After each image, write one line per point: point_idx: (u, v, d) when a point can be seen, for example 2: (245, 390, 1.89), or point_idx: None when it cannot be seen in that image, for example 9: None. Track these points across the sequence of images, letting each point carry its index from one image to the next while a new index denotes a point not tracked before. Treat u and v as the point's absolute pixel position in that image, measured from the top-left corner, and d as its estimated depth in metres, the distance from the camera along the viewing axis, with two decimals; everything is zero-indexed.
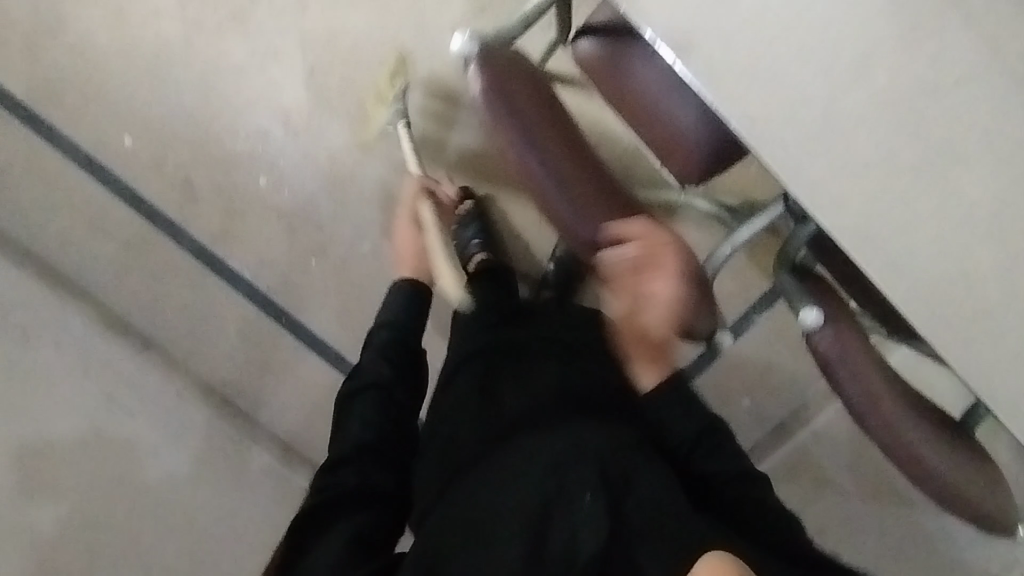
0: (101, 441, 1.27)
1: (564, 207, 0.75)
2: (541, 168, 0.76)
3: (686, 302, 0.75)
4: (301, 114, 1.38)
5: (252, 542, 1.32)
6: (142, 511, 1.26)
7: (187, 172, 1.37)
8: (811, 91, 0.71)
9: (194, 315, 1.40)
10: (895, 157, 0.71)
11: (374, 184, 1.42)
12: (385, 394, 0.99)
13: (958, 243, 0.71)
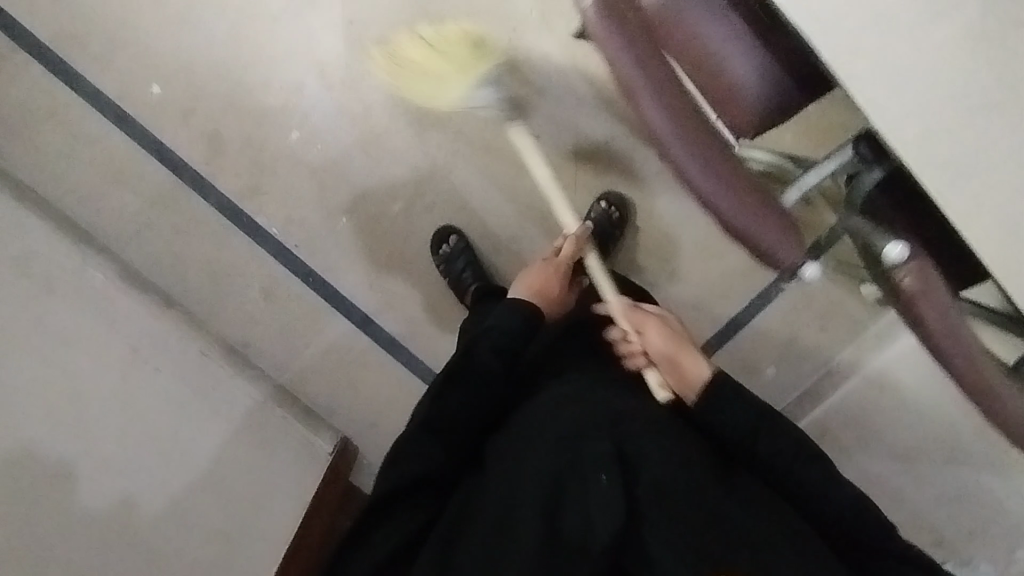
0: (136, 397, 1.15)
1: (673, 132, 0.62)
2: (648, 89, 0.62)
3: (770, 240, 0.65)
4: (337, 66, 1.29)
5: (283, 506, 1.29)
6: (175, 474, 1.15)
7: (216, 123, 1.30)
8: None
9: (220, 272, 1.38)
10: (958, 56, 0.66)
11: (409, 140, 1.32)
12: (458, 383, 0.98)
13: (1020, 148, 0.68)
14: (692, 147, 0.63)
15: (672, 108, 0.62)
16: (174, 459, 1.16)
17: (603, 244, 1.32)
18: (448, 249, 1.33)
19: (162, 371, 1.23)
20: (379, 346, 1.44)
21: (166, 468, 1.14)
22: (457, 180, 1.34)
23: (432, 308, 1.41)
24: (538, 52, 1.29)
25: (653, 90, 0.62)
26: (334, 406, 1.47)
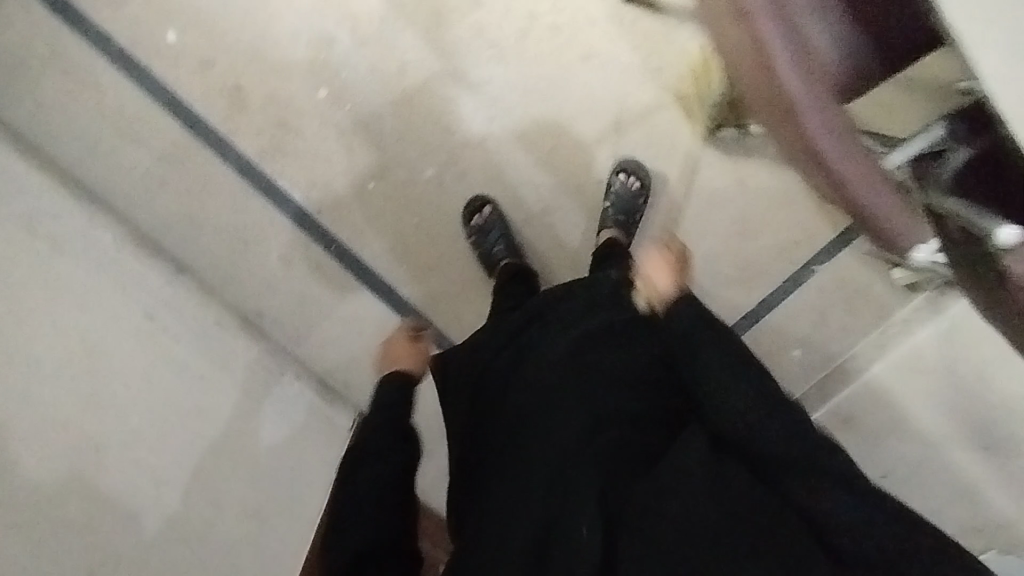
0: (145, 365, 1.10)
1: (813, 114, 0.63)
2: (794, 69, 0.62)
3: (891, 212, 0.69)
4: (372, 20, 1.20)
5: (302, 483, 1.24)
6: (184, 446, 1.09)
7: (237, 76, 1.21)
8: None
9: (236, 237, 1.30)
10: None
11: (443, 102, 1.24)
12: (378, 435, 0.82)
13: None
14: (831, 125, 0.64)
15: (815, 85, 0.64)
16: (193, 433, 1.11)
17: (632, 218, 1.26)
18: (480, 220, 1.27)
19: (178, 342, 1.17)
20: (403, 320, 1.37)
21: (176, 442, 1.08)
22: (492, 147, 1.27)
23: (460, 281, 1.35)
24: (584, 14, 1.22)
25: (798, 68, 0.63)
26: (352, 382, 1.40)
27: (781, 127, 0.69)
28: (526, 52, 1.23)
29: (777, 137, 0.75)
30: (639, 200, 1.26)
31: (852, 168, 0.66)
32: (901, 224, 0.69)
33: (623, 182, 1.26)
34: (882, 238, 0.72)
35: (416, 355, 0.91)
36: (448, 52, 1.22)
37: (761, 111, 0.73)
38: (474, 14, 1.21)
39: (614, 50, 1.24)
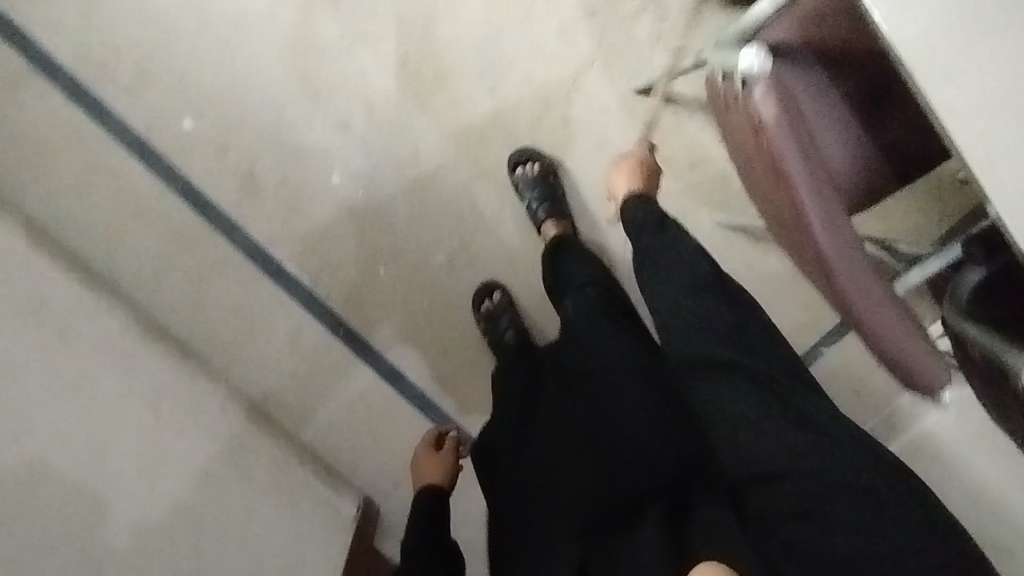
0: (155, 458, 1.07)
1: (842, 263, 0.61)
2: (825, 220, 0.60)
3: (922, 358, 0.65)
4: (388, 108, 1.18)
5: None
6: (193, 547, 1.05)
7: (250, 163, 1.20)
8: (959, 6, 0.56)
9: (246, 320, 1.29)
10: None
11: (457, 190, 1.23)
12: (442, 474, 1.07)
13: None
14: (859, 275, 0.62)
15: (833, 211, 0.60)
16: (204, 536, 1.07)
17: (557, 198, 1.20)
18: (489, 306, 1.26)
19: (184, 437, 1.14)
20: (411, 402, 1.35)
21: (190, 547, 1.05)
22: (503, 233, 1.27)
23: (468, 363, 1.34)
24: (601, 101, 1.20)
25: (819, 195, 0.59)
26: (355, 461, 1.39)
27: (800, 251, 0.66)
28: (540, 139, 1.22)
29: (791, 252, 0.71)
30: (551, 180, 1.20)
31: (868, 302, 0.63)
32: (932, 370, 0.66)
33: (524, 174, 1.20)
34: (909, 380, 0.69)
35: (441, 470, 1.09)
36: (463, 140, 1.20)
37: (778, 223, 0.69)
38: (489, 102, 1.19)
39: (628, 137, 1.21)
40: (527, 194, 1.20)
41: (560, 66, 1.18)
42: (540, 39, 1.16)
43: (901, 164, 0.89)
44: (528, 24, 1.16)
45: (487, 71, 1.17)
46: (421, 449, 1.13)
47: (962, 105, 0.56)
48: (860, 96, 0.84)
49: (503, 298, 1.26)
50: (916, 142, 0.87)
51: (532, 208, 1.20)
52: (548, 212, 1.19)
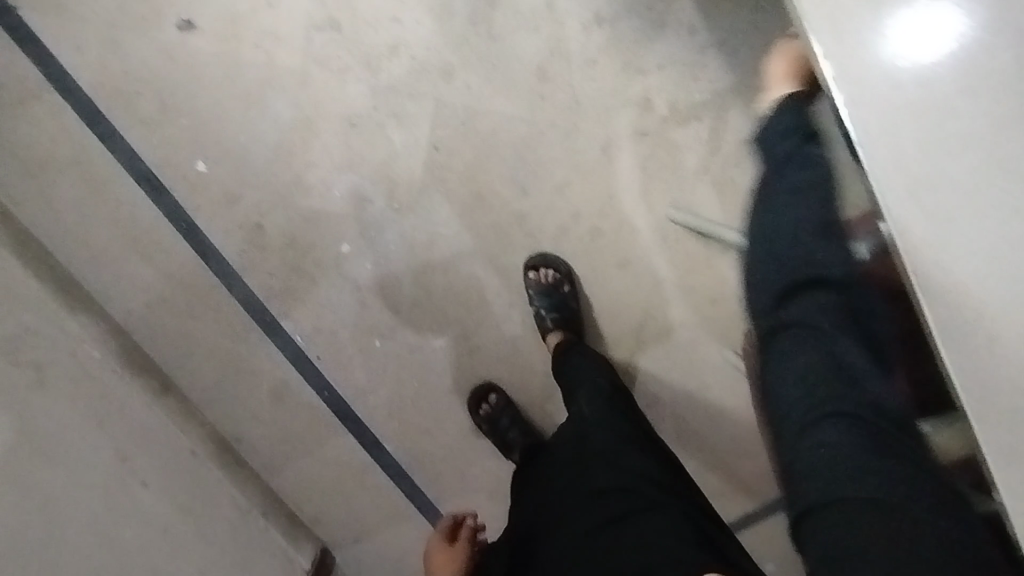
0: (123, 511, 1.04)
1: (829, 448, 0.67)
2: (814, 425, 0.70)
3: None
4: (410, 189, 1.15)
5: None
6: None
7: (260, 216, 1.16)
8: (964, 196, 0.52)
9: (231, 365, 1.26)
10: None
11: (466, 279, 1.20)
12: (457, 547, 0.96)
13: None
14: None
15: None
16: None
17: (569, 308, 1.15)
18: (487, 409, 1.21)
19: (148, 487, 1.10)
20: (385, 471, 1.34)
21: None
22: (506, 329, 1.23)
23: (447, 446, 1.31)
24: (632, 222, 1.15)
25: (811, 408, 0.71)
26: (317, 514, 1.38)
27: None
28: (561, 246, 1.17)
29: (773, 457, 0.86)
30: (563, 289, 1.15)
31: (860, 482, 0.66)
32: None
33: (536, 279, 1.15)
34: None
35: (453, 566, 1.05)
36: (480, 232, 1.17)
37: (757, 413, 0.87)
38: (517, 201, 1.15)
39: (653, 262, 1.17)
40: (537, 305, 1.15)
41: (596, 180, 1.13)
42: (581, 150, 1.12)
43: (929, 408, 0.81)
44: (572, 132, 1.11)
45: (517, 170, 1.13)
46: (437, 542, 1.10)
47: (985, 388, 0.51)
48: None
49: (498, 400, 1.22)
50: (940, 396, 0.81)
51: (542, 318, 1.15)
52: (557, 322, 1.14)
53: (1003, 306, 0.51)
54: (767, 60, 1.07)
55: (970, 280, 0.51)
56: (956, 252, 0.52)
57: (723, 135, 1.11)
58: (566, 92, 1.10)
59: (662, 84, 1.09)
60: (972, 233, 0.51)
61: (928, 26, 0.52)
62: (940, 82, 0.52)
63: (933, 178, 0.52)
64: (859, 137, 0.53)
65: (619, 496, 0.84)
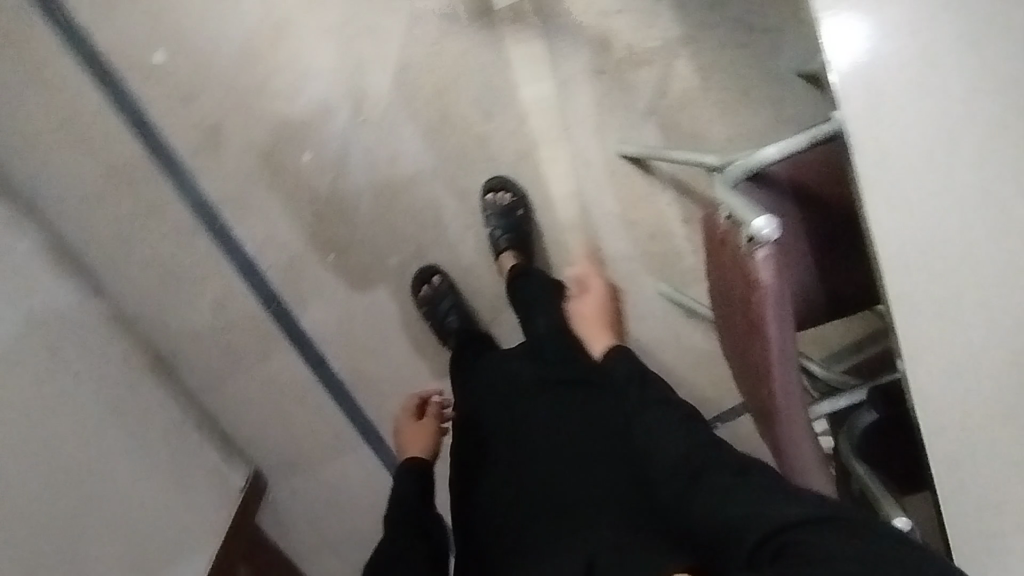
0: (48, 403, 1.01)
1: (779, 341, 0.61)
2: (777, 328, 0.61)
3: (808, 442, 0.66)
4: (377, 105, 1.17)
5: (193, 546, 1.17)
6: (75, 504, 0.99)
7: (218, 117, 1.15)
8: (904, 98, 0.65)
9: (172, 274, 1.23)
10: (946, 182, 0.65)
11: (426, 200, 1.24)
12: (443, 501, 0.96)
13: (965, 294, 0.66)
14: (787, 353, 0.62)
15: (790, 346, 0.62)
16: (91, 503, 1.01)
17: (522, 232, 1.22)
18: (429, 290, 1.25)
19: (78, 384, 1.07)
20: (327, 391, 1.34)
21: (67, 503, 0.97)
22: (461, 253, 1.28)
23: (392, 369, 1.34)
24: (584, 156, 1.24)
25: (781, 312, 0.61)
26: (252, 435, 1.37)
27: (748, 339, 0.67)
28: (518, 175, 1.24)
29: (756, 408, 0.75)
30: (517, 213, 1.22)
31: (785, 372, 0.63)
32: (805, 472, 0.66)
33: (493, 202, 1.22)
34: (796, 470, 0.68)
35: (426, 440, 1.06)
36: (442, 154, 1.21)
37: (743, 372, 0.75)
38: (480, 126, 1.21)
39: (601, 195, 1.27)
40: (490, 219, 1.22)
41: (557, 113, 1.22)
42: (544, 83, 1.20)
43: (840, 305, 0.93)
44: (536, 65, 1.19)
45: (482, 96, 1.19)
46: (403, 419, 1.12)
47: (897, 251, 0.67)
48: (818, 238, 0.90)
49: (442, 283, 1.25)
50: (852, 292, 0.92)
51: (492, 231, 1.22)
52: (510, 243, 1.22)
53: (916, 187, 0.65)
54: (714, 18, 1.19)
55: (900, 140, 0.65)
56: (893, 117, 0.65)
57: (672, 83, 1.22)
58: (533, 27, 1.17)
59: (622, 29, 1.19)
60: (907, 121, 0.65)
61: None
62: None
63: (881, 81, 0.65)
64: (828, 40, 0.65)
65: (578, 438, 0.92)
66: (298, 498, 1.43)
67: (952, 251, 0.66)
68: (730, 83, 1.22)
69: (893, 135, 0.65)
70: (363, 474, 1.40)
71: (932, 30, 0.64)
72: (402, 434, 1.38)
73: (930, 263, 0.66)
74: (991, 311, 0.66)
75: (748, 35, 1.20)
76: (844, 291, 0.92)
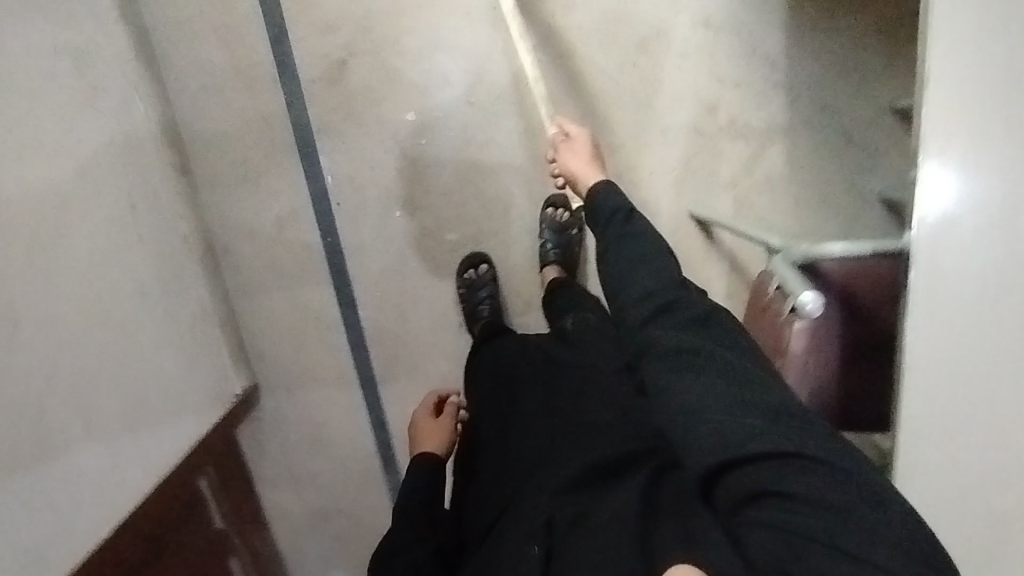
0: (113, 251, 1.09)
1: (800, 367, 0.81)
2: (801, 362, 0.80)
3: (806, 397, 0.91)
4: (489, 92, 1.25)
5: (185, 428, 1.22)
6: (110, 348, 1.06)
7: (347, 55, 1.23)
8: (970, 229, 0.71)
9: (253, 179, 1.31)
10: (982, 315, 0.71)
11: (500, 192, 1.30)
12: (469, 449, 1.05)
13: (962, 417, 0.73)
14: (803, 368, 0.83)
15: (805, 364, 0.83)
16: (117, 355, 1.07)
17: (570, 250, 1.28)
18: (472, 275, 1.31)
19: (142, 245, 1.16)
20: (346, 332, 1.40)
21: (101, 344, 1.04)
22: (512, 251, 1.34)
23: (413, 333, 1.39)
24: (658, 202, 1.29)
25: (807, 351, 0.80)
26: (265, 350, 1.43)
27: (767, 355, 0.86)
28: None
29: None
30: (571, 232, 1.28)
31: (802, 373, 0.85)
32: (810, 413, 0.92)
33: (553, 216, 1.27)
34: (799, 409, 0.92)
35: (440, 438, 1.07)
36: (530, 157, 1.28)
37: None
38: None
39: None
40: (548, 229, 1.28)
41: (646, 154, 1.27)
42: (645, 125, 1.26)
43: (851, 417, 0.93)
44: (644, 106, 1.25)
45: (585, 117, 1.26)
46: (421, 411, 1.13)
47: (922, 361, 0.72)
48: (847, 348, 0.90)
49: (485, 271, 1.31)
50: (863, 409, 0.93)
51: (546, 241, 1.28)
52: (557, 257, 1.28)
53: (956, 310, 0.71)
54: (820, 119, 1.24)
55: (956, 260, 0.71)
56: (956, 242, 0.71)
57: (759, 164, 1.27)
58: (652, 70, 1.23)
59: (733, 100, 1.24)
60: (968, 249, 0.71)
61: (982, 90, 0.70)
62: (989, 138, 0.70)
63: (958, 207, 0.71)
64: (925, 156, 0.71)
65: (568, 410, 0.94)
66: (282, 422, 1.48)
67: (971, 378, 0.72)
68: (813, 183, 1.27)
69: (951, 259, 0.71)
70: (351, 421, 1.47)
71: (1013, 179, 0.70)
72: (399, 397, 1.44)
73: (946, 379, 0.72)
74: (983, 440, 0.73)
75: (844, 145, 1.25)
76: (860, 404, 0.93)
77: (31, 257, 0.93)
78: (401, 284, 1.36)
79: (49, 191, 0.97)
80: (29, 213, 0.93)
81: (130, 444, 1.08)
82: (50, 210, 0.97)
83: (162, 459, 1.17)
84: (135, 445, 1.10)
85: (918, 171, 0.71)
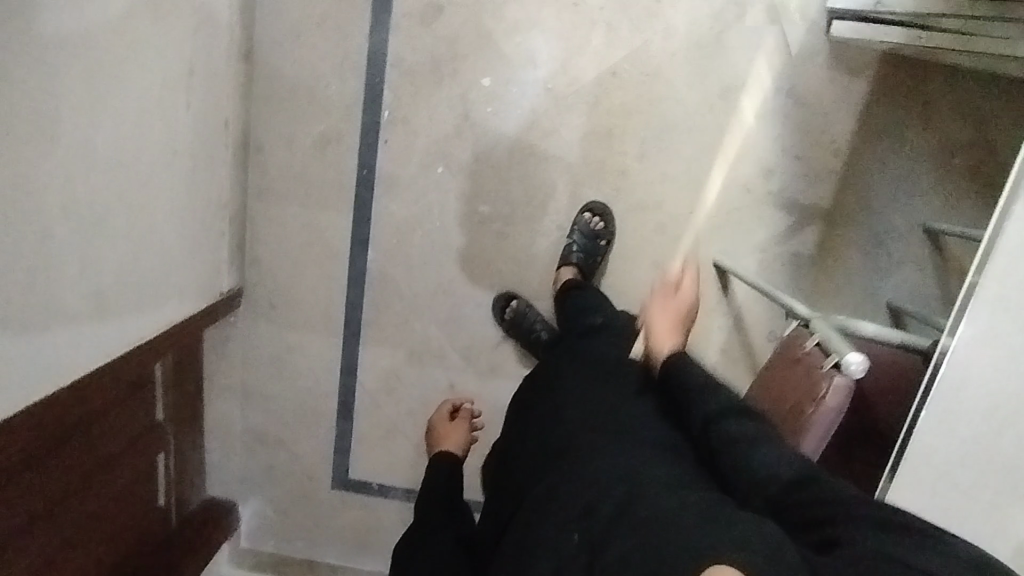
0: (160, 107, 1.05)
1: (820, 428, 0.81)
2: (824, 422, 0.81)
3: None
4: (569, 85, 1.26)
5: (163, 309, 1.18)
6: (127, 200, 1.01)
7: (448, 3, 1.23)
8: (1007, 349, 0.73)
9: (312, 89, 1.29)
10: (991, 426, 0.76)
11: (546, 182, 1.31)
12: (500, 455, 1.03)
13: (944, 504, 0.79)
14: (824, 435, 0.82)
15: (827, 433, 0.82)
16: (129, 211, 1.03)
17: (593, 259, 1.29)
18: (510, 313, 1.34)
19: (185, 113, 1.12)
20: (348, 267, 1.38)
21: (119, 195, 0.99)
22: (537, 241, 1.34)
23: (414, 290, 1.38)
24: (687, 241, 1.32)
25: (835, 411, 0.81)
26: (261, 259, 1.39)
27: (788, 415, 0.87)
28: (625, 217, 1.32)
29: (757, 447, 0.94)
30: (600, 242, 1.30)
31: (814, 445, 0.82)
32: None
33: (586, 221, 1.29)
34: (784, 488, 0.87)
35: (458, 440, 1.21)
36: (586, 160, 1.29)
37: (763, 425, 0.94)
38: (631, 160, 1.29)
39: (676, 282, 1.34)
40: (572, 238, 1.29)
41: (692, 193, 1.30)
42: (701, 167, 1.29)
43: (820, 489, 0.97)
44: (709, 148, 1.28)
45: (650, 139, 1.28)
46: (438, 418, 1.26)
47: (923, 447, 0.78)
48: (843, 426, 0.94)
49: (522, 304, 1.34)
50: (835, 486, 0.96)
51: (569, 253, 1.29)
52: (579, 261, 1.29)
53: (967, 413, 0.76)
54: (860, 215, 1.29)
55: (985, 370, 0.75)
56: (991, 355, 0.74)
57: (794, 236, 1.31)
58: (725, 119, 1.27)
59: (791, 170, 1.28)
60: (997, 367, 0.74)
61: None
62: None
63: (1005, 326, 0.73)
64: (991, 271, 0.72)
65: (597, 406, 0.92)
66: (252, 335, 1.44)
67: (962, 474, 0.78)
68: (836, 271, 1.32)
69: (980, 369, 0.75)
70: (323, 356, 1.44)
71: None
72: (378, 347, 1.42)
73: (937, 468, 0.78)
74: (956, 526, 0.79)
75: (874, 245, 1.30)
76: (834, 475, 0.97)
77: (89, 82, 0.89)
78: (420, 239, 1.35)
79: (122, 25, 0.94)
80: (99, 39, 0.89)
81: (113, 304, 1.03)
82: (118, 45, 0.93)
83: (136, 331, 1.12)
84: (118, 307, 1.05)
85: (980, 281, 0.73)
